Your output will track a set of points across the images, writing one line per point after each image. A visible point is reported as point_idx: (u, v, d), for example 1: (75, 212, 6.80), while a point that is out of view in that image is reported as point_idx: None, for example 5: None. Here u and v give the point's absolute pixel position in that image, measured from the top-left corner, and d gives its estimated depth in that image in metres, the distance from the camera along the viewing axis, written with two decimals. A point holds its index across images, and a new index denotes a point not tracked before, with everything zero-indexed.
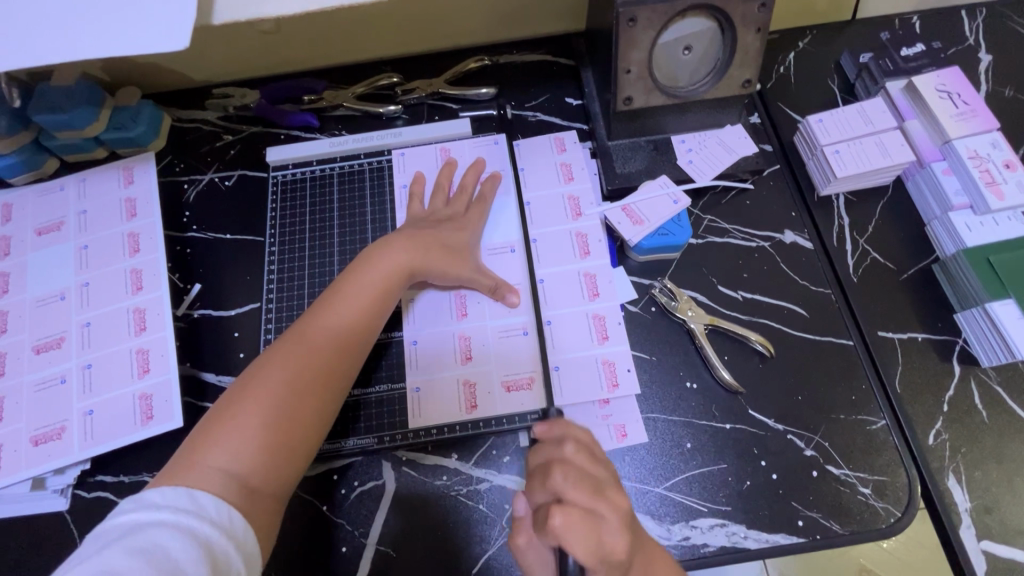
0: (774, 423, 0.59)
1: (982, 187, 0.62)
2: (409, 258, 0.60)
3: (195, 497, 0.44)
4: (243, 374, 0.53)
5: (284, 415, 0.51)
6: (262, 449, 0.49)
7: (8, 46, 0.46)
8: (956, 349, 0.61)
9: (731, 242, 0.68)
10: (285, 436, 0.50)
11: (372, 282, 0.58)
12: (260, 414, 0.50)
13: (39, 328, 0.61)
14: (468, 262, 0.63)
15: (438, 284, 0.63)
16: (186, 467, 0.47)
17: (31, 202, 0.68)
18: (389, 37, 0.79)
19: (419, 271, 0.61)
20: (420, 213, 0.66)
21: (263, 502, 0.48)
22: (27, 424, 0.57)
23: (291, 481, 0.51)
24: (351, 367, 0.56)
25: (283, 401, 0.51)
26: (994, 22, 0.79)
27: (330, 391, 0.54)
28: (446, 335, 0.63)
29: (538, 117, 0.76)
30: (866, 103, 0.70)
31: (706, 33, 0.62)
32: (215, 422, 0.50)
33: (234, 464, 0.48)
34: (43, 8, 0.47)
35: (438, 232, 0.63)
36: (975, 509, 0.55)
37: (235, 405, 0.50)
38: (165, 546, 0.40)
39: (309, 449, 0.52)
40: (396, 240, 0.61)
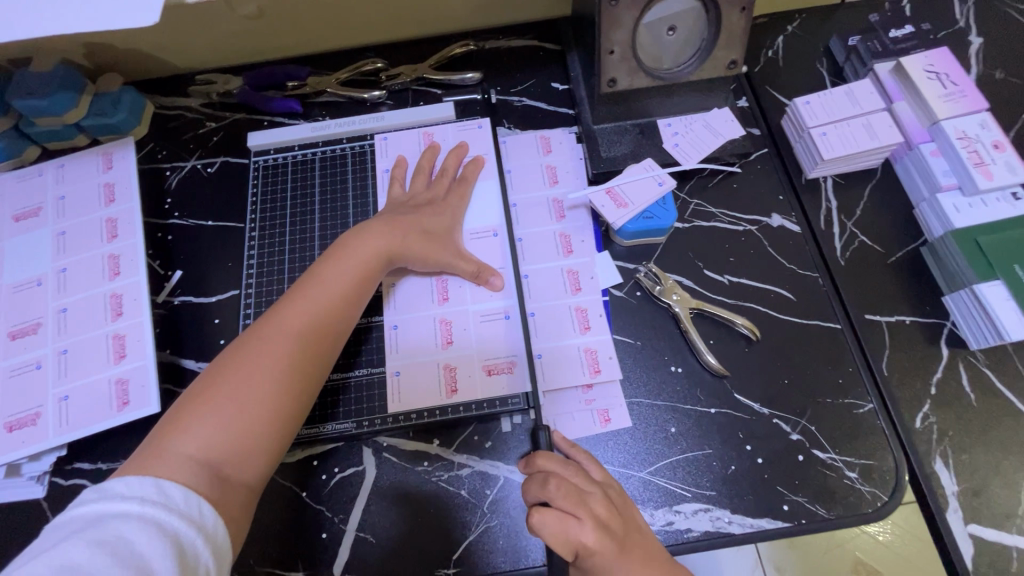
0: (760, 406, 0.58)
1: (970, 168, 0.61)
2: (387, 245, 0.60)
3: (162, 488, 0.43)
4: (217, 360, 0.52)
5: (260, 401, 0.50)
6: (234, 437, 0.48)
7: None
8: (945, 332, 0.60)
9: (718, 226, 0.67)
10: (261, 422, 0.50)
11: (351, 268, 0.58)
12: (236, 400, 0.49)
13: (15, 314, 0.60)
14: (447, 245, 0.63)
15: (419, 270, 0.63)
16: (156, 454, 0.46)
17: (9, 188, 0.67)
18: (373, 23, 0.78)
19: (398, 257, 0.61)
20: (401, 198, 0.66)
21: (236, 488, 0.47)
22: (2, 410, 0.56)
23: (267, 468, 0.50)
24: (329, 353, 0.55)
25: (260, 387, 0.50)
26: (985, 5, 0.78)
27: (308, 377, 0.53)
28: (427, 319, 0.62)
29: (524, 102, 0.76)
30: (854, 85, 0.69)
31: (690, 12, 0.61)
32: (188, 408, 0.49)
33: (207, 451, 0.47)
34: None
35: (418, 218, 0.63)
36: (963, 493, 0.54)
37: (206, 392, 0.49)
38: (128, 538, 0.39)
39: (286, 435, 0.52)
40: (373, 227, 0.60)
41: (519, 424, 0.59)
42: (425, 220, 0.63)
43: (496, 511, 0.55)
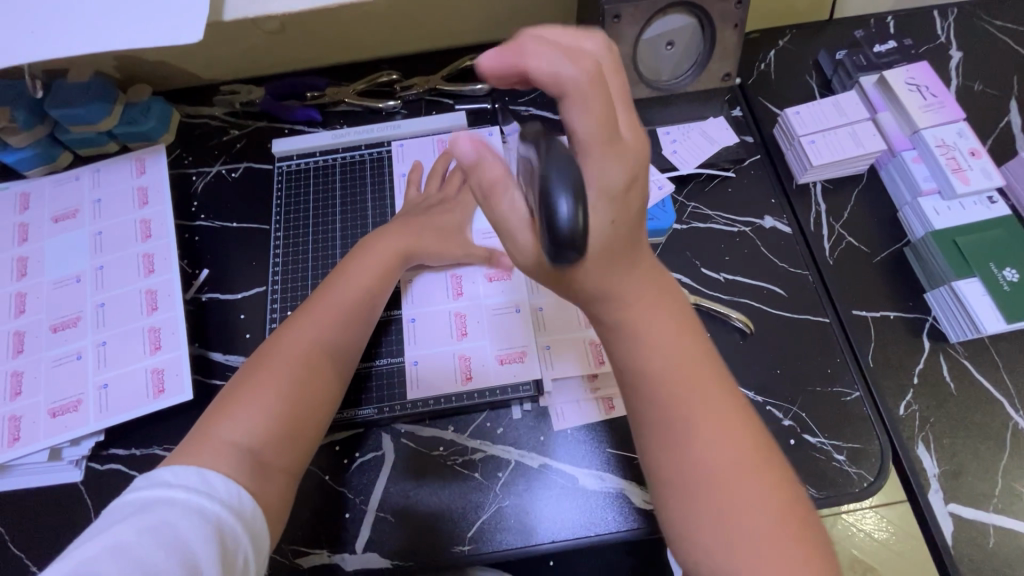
0: (754, 394, 0.62)
1: (949, 173, 0.66)
2: (404, 244, 0.65)
3: (205, 477, 0.45)
4: (253, 355, 0.56)
5: (295, 390, 0.54)
6: (273, 421, 0.51)
7: (39, 41, 0.50)
8: (927, 326, 0.64)
9: (714, 227, 0.71)
10: (298, 409, 0.53)
11: (371, 269, 0.63)
12: (273, 389, 0.53)
13: (56, 308, 0.64)
14: (459, 242, 0.67)
15: (435, 266, 0.68)
16: (200, 442, 0.48)
17: (47, 191, 0.71)
18: (389, 37, 0.83)
19: (413, 258, 0.66)
20: (416, 199, 0.71)
21: (275, 474, 0.50)
22: (45, 397, 0.60)
23: (302, 456, 0.53)
24: (354, 347, 0.60)
25: (295, 376, 0.54)
26: (964, 21, 0.84)
27: (336, 369, 0.57)
28: (443, 313, 0.66)
29: (531, 112, 0.80)
30: (841, 96, 0.74)
31: (687, 28, 0.66)
32: (228, 400, 0.52)
33: (249, 438, 0.50)
34: (69, 5, 0.51)
35: (429, 217, 0.68)
36: (943, 475, 0.58)
37: (246, 382, 0.53)
38: (175, 525, 0.41)
39: (317, 424, 0.55)
40: (391, 229, 0.66)
41: (529, 411, 0.62)
42: (437, 219, 0.68)
43: (508, 492, 0.59)
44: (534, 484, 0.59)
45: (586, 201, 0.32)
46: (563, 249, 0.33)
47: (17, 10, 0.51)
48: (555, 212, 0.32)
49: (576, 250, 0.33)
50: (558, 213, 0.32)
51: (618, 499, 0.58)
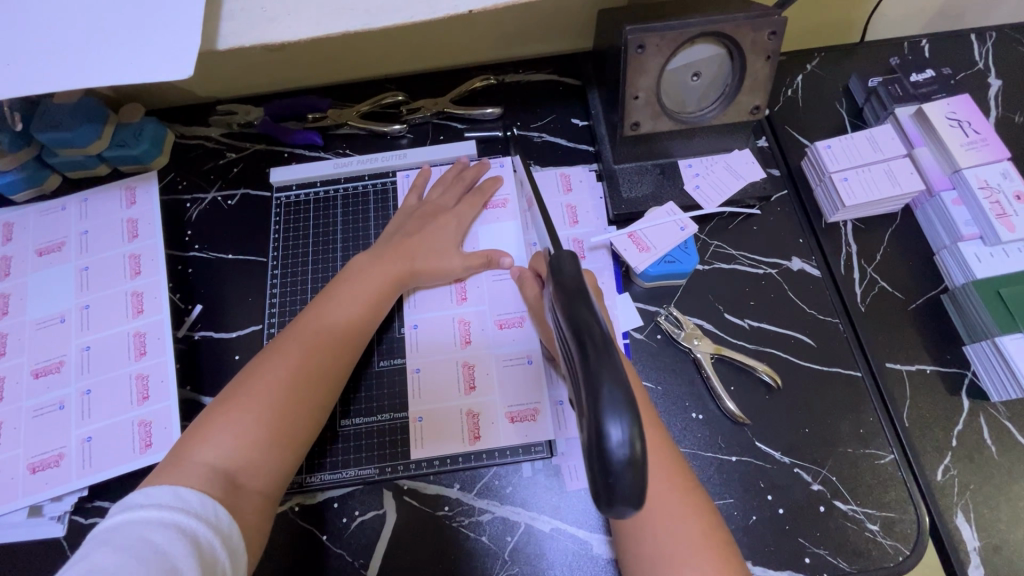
0: (781, 455, 0.58)
1: (992, 219, 0.62)
2: (400, 263, 0.62)
3: (179, 494, 0.43)
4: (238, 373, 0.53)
5: (276, 410, 0.50)
6: (253, 444, 0.49)
7: (14, 75, 0.46)
8: (965, 382, 0.60)
9: (738, 268, 0.67)
10: (277, 430, 0.50)
11: (365, 285, 0.60)
12: (253, 409, 0.50)
13: (39, 351, 0.60)
14: (454, 252, 0.65)
15: (430, 283, 0.65)
16: (176, 463, 0.46)
17: (32, 221, 0.67)
18: (395, 55, 0.79)
19: (410, 276, 0.63)
20: (413, 206, 0.69)
21: (250, 497, 0.47)
22: (25, 450, 0.56)
23: (281, 479, 0.50)
24: (344, 367, 0.56)
25: (276, 395, 0.51)
26: (1004, 46, 0.79)
27: (322, 388, 0.54)
28: (450, 363, 0.62)
29: (544, 138, 0.76)
30: (876, 129, 0.69)
31: (715, 58, 0.61)
32: (207, 419, 0.49)
33: (226, 459, 0.47)
34: (46, 35, 0.47)
35: (425, 236, 0.65)
36: (984, 549, 0.54)
37: (227, 402, 0.50)
38: (151, 540, 0.39)
39: (300, 446, 0.52)
40: (388, 248, 0.63)
41: (540, 469, 0.59)
42: (435, 234, 0.65)
43: (517, 558, 0.55)
44: (544, 550, 0.56)
45: (643, 428, 0.29)
46: (619, 488, 0.28)
47: None
48: (607, 441, 0.28)
49: (634, 506, 0.29)
50: (610, 443, 0.28)
51: None
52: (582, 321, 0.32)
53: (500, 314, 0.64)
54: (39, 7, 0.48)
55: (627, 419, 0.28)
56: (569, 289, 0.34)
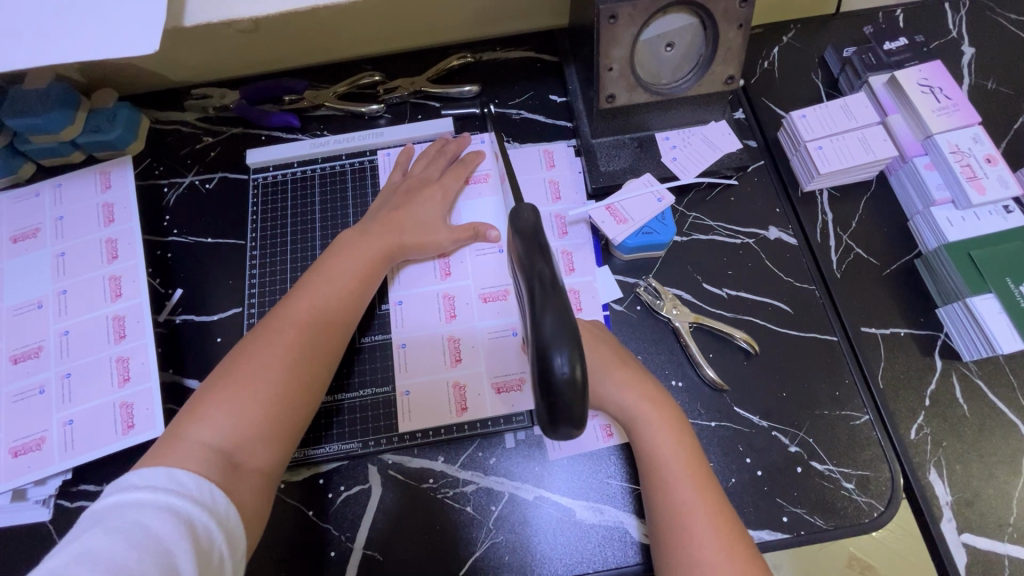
0: (759, 419, 0.59)
1: (963, 182, 0.62)
2: (387, 240, 0.62)
3: (175, 477, 0.43)
4: (230, 354, 0.53)
5: (271, 388, 0.51)
6: (249, 423, 0.49)
7: None
8: (939, 343, 0.61)
9: (716, 239, 0.68)
10: (274, 408, 0.50)
11: (353, 262, 0.60)
12: (249, 388, 0.50)
13: (17, 337, 0.60)
14: (442, 234, 0.64)
15: (417, 257, 0.65)
16: (172, 442, 0.47)
17: (6, 207, 0.67)
18: (370, 34, 0.78)
19: (397, 253, 0.62)
20: (397, 182, 0.68)
21: (250, 475, 0.48)
22: (7, 435, 0.56)
23: (280, 455, 0.51)
24: (336, 346, 0.56)
25: (270, 373, 0.51)
26: (976, 15, 0.79)
27: (317, 366, 0.54)
28: (435, 337, 0.62)
29: (522, 115, 0.76)
30: (850, 97, 0.70)
31: (688, 29, 0.61)
32: (201, 399, 0.50)
33: (222, 438, 0.48)
34: (10, 13, 0.46)
35: (409, 211, 0.64)
36: (956, 503, 0.56)
37: (221, 383, 0.50)
38: (147, 526, 0.39)
39: (297, 423, 0.52)
40: (371, 226, 0.62)
41: (522, 440, 0.59)
42: (422, 211, 0.64)
43: (501, 527, 0.56)
44: (529, 519, 0.57)
45: (583, 359, 0.35)
46: (561, 404, 0.36)
47: None
48: (552, 366, 0.35)
49: (571, 420, 0.37)
50: (555, 368, 0.35)
51: (618, 535, 0.55)
52: (535, 268, 0.38)
53: (484, 288, 0.64)
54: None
55: (568, 349, 0.35)
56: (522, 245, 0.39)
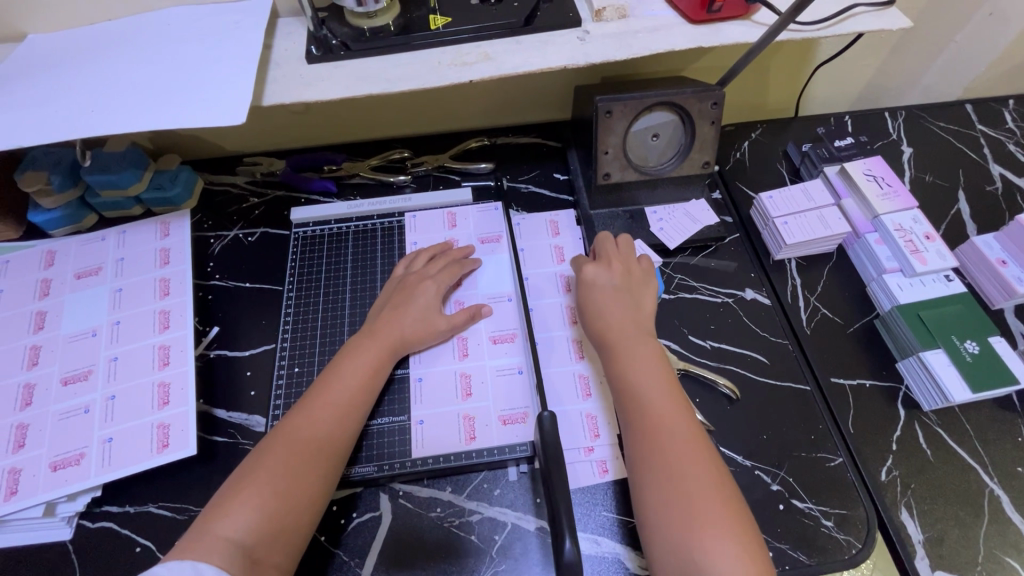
0: (743, 459, 0.65)
1: (908, 254, 0.73)
2: (394, 334, 0.67)
3: (198, 568, 0.47)
4: (254, 449, 0.58)
5: (287, 482, 0.55)
6: (265, 517, 0.52)
7: (114, 123, 0.59)
8: (900, 394, 0.69)
9: (699, 297, 0.77)
10: (292, 503, 0.54)
11: (363, 357, 0.65)
12: (269, 484, 0.54)
13: (69, 361, 0.66)
14: (447, 320, 0.70)
15: (426, 346, 0.70)
16: (199, 538, 0.51)
17: (73, 249, 0.76)
18: (403, 121, 0.92)
19: (402, 342, 0.68)
20: (400, 275, 0.74)
21: (266, 570, 0.51)
22: (49, 450, 0.61)
23: (297, 546, 0.54)
24: (347, 438, 0.60)
25: (288, 466, 0.55)
26: (911, 122, 0.95)
27: (330, 461, 0.58)
28: (448, 372, 0.69)
29: (530, 189, 0.88)
30: (809, 183, 0.82)
31: (670, 123, 0.74)
32: (227, 495, 0.54)
33: (243, 532, 0.51)
34: (142, 99, 0.61)
35: (416, 301, 0.70)
36: (928, 541, 0.60)
37: (244, 479, 0.55)
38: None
39: (309, 519, 0.55)
40: (382, 320, 0.68)
41: (525, 472, 0.64)
42: (425, 303, 0.70)
43: (504, 556, 0.59)
44: (531, 549, 0.60)
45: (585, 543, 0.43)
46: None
47: (85, 98, 0.61)
48: (564, 553, 0.43)
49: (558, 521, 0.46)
50: (566, 552, 0.43)
51: (616, 566, 0.58)
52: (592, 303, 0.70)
53: (494, 330, 0.72)
54: (123, 80, 0.63)
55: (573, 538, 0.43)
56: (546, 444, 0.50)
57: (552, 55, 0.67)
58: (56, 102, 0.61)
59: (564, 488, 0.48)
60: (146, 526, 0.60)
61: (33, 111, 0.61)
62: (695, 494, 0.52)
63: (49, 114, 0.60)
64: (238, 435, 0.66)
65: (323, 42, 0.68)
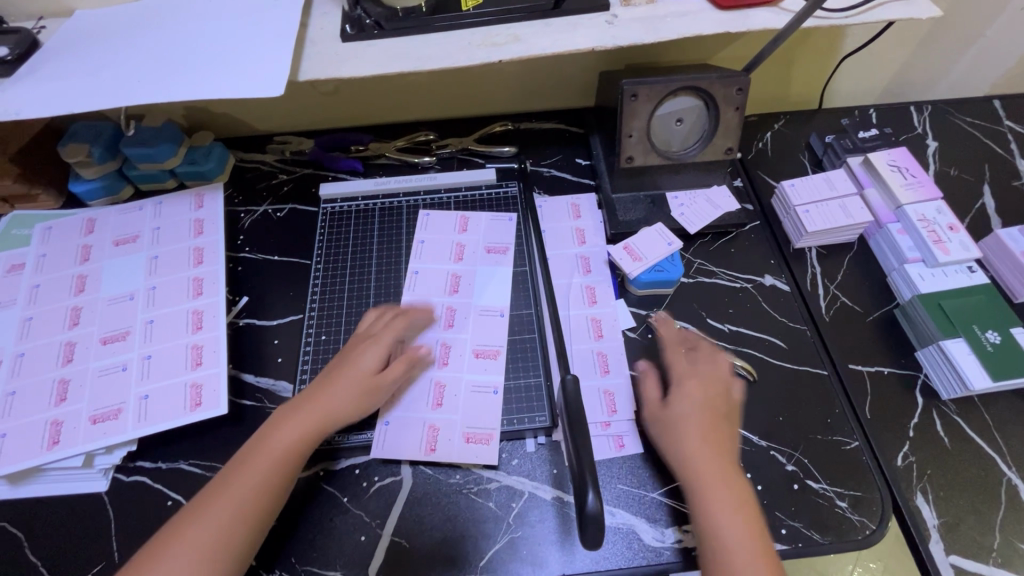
0: (758, 439, 0.65)
1: (930, 244, 0.73)
2: (348, 391, 0.62)
3: None
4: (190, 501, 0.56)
5: (204, 546, 0.52)
6: None
7: (158, 93, 0.62)
8: (919, 382, 0.69)
9: (718, 282, 0.77)
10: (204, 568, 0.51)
11: (312, 414, 0.60)
12: (187, 546, 0.51)
13: (108, 323, 0.69)
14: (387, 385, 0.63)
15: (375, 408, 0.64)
16: None
17: (112, 218, 0.79)
18: (429, 104, 0.94)
19: (354, 404, 0.61)
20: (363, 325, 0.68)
21: None
22: (88, 404, 0.64)
23: None
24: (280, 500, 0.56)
25: (225, 521, 0.53)
26: (937, 116, 0.95)
27: (255, 526, 0.54)
28: (424, 377, 0.68)
29: (553, 173, 0.89)
30: (831, 173, 0.83)
31: (694, 108, 0.74)
32: (149, 550, 0.52)
33: None
34: (186, 71, 0.64)
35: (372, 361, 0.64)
36: (943, 526, 0.60)
37: (169, 534, 0.52)
38: None
39: None
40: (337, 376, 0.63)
41: (542, 444, 0.66)
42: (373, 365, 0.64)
43: (521, 522, 0.61)
44: (547, 517, 0.61)
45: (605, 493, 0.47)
46: (591, 533, 0.46)
47: (130, 69, 0.64)
48: (588, 501, 0.46)
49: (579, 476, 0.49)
50: (589, 503, 0.46)
51: (630, 536, 0.60)
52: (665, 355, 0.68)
53: (478, 343, 0.71)
54: (170, 53, 0.65)
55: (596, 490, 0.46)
56: (570, 405, 0.53)
57: (581, 37, 0.68)
58: (103, 73, 0.64)
59: (587, 444, 0.50)
60: (177, 480, 0.63)
61: (81, 80, 0.63)
62: (732, 545, 0.52)
63: (97, 84, 0.63)
64: (265, 400, 0.69)
65: (357, 21, 0.70)
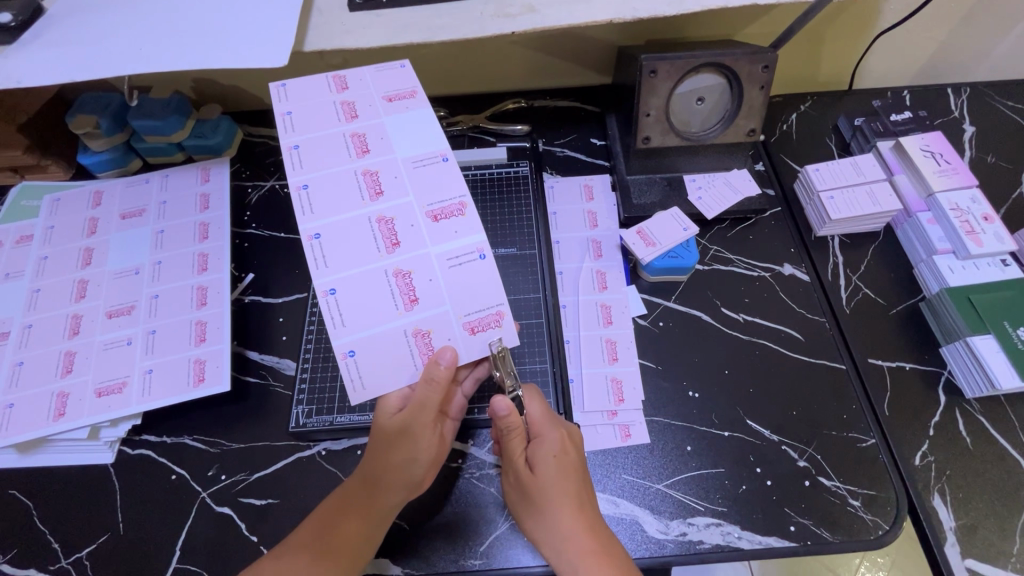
0: (770, 433, 0.63)
1: (963, 235, 0.69)
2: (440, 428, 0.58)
3: None
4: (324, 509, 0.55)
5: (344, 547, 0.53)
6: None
7: (159, 63, 0.60)
8: (942, 380, 0.66)
9: (735, 270, 0.75)
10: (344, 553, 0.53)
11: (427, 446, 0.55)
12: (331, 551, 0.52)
13: (113, 297, 0.69)
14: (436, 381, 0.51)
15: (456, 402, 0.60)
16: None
17: (118, 191, 0.78)
18: (440, 79, 0.91)
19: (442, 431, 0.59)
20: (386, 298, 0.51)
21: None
22: (94, 377, 0.64)
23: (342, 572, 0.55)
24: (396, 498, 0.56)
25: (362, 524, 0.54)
26: (976, 99, 0.89)
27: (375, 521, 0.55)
28: (378, 273, 0.50)
29: (566, 152, 0.86)
30: (859, 157, 0.78)
31: (716, 87, 0.71)
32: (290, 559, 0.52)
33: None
34: (188, 41, 0.62)
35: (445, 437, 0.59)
36: (960, 529, 0.58)
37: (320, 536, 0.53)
38: None
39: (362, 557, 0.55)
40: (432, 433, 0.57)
41: None
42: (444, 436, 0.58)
43: None
44: None
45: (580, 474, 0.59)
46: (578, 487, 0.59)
47: (132, 37, 0.62)
48: None
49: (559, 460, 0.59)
50: None
51: (634, 528, 0.59)
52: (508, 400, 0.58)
53: (433, 204, 0.53)
54: (172, 22, 0.64)
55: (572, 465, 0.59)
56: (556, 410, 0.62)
57: (599, 8, 0.64)
58: (105, 40, 0.62)
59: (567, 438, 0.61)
60: (181, 455, 0.63)
61: (82, 48, 0.62)
62: None
63: (98, 52, 0.61)
64: (269, 377, 0.68)
65: None
